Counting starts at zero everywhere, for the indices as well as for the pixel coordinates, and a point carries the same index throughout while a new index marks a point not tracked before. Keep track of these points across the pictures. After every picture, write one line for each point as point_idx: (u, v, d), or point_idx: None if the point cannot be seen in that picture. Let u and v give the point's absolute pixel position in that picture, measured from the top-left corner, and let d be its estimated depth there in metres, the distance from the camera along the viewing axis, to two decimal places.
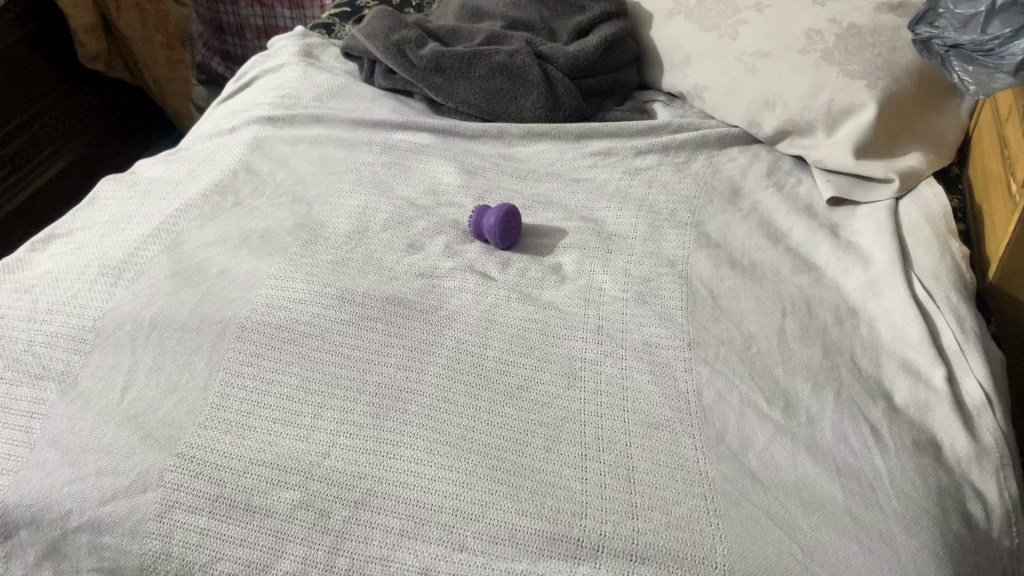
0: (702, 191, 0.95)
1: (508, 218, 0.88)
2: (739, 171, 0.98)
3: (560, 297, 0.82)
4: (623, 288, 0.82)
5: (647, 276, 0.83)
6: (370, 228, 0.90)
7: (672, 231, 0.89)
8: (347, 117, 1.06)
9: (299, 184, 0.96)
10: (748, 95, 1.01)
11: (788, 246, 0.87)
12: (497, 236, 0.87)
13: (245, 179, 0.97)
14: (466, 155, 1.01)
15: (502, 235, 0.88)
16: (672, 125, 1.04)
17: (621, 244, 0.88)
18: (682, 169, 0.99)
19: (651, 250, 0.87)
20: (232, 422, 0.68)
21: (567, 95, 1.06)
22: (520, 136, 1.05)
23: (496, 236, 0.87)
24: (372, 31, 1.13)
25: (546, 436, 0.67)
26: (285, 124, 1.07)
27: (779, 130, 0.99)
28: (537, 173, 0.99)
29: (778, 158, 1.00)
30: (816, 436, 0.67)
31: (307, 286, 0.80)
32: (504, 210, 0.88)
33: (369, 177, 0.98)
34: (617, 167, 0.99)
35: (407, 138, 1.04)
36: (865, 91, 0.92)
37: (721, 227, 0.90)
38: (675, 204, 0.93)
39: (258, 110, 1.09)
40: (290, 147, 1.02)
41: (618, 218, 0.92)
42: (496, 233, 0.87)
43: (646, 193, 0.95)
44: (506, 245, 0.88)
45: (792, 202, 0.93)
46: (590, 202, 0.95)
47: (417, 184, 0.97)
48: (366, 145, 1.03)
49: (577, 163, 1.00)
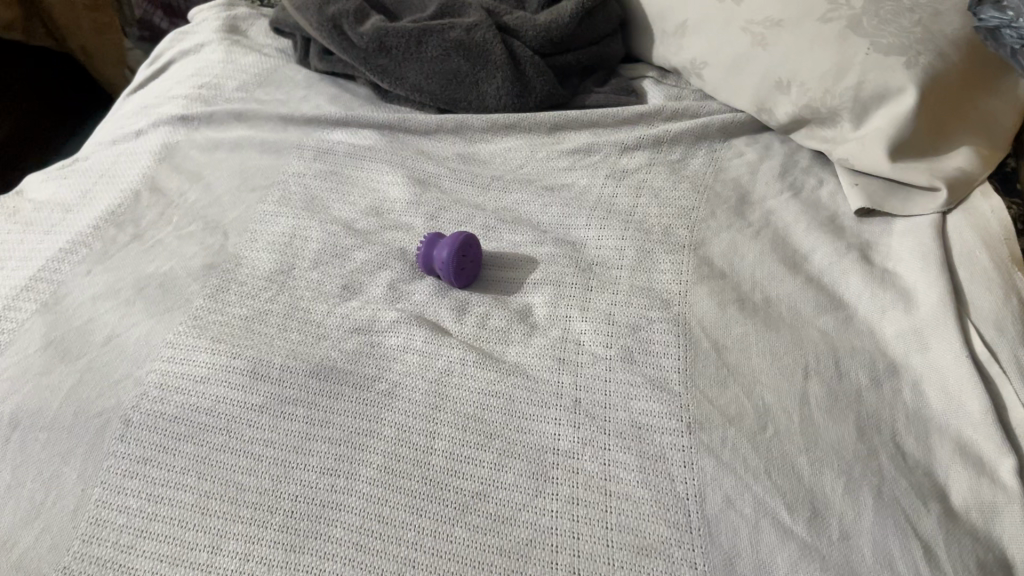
0: (702, 200, 0.78)
1: (465, 248, 0.71)
2: (747, 170, 0.81)
3: (527, 357, 0.66)
4: (606, 342, 0.66)
5: (636, 324, 0.67)
6: (297, 267, 0.73)
7: (666, 257, 0.73)
8: (275, 114, 0.88)
9: (213, 206, 0.80)
10: (756, 73, 0.83)
11: (810, 275, 0.71)
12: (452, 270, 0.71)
13: (149, 201, 0.80)
14: (418, 159, 0.84)
15: (457, 269, 0.71)
16: (665, 111, 0.87)
17: (604, 277, 0.72)
18: (678, 170, 0.82)
19: (640, 285, 0.71)
20: (105, 565, 0.54)
21: (537, 77, 0.88)
22: (483, 130, 0.87)
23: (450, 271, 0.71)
24: (303, 2, 0.94)
25: (506, 571, 0.53)
26: (202, 124, 0.89)
27: (795, 118, 0.81)
28: (503, 179, 0.82)
29: (794, 153, 0.83)
30: (854, 559, 0.52)
31: (209, 355, 0.64)
32: (459, 238, 0.71)
33: (299, 193, 0.81)
34: (600, 169, 0.82)
35: (347, 138, 0.87)
36: (902, 70, 0.74)
37: (726, 250, 0.73)
38: (670, 218, 0.77)
39: (170, 105, 0.91)
40: (206, 155, 0.85)
41: (600, 240, 0.75)
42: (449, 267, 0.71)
43: (635, 204, 0.78)
44: (464, 280, 0.72)
45: (813, 212, 0.76)
46: (567, 217, 0.78)
47: (357, 201, 0.80)
48: (296, 150, 0.85)
49: (551, 164, 0.84)
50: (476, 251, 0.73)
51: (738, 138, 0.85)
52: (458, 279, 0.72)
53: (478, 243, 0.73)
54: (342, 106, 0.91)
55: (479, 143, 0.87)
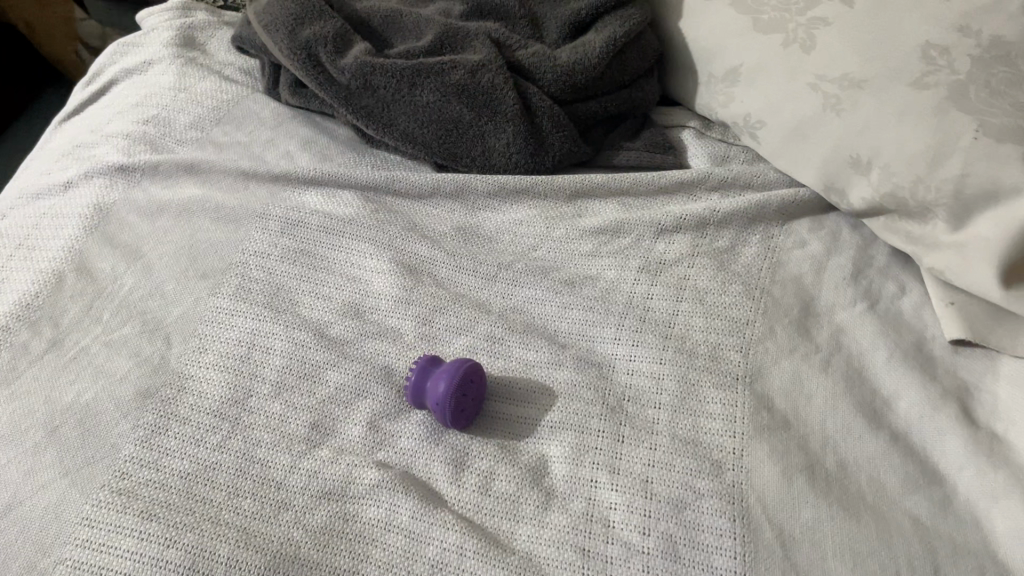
0: (757, 310, 0.63)
1: (465, 381, 0.57)
2: (810, 268, 0.66)
3: (540, 545, 0.52)
4: (641, 529, 0.52)
5: (679, 499, 0.54)
6: (255, 396, 0.59)
7: (714, 395, 0.59)
8: (235, 167, 0.73)
9: (154, 298, 0.65)
10: (826, 144, 0.66)
11: (894, 432, 0.56)
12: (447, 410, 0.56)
13: (74, 287, 0.65)
14: (407, 238, 0.69)
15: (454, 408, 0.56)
16: (710, 180, 0.71)
17: (638, 421, 0.58)
18: (726, 264, 0.67)
19: (683, 437, 0.57)
20: None
21: (556, 133, 0.72)
22: (489, 196, 0.72)
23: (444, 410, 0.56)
24: (269, 20, 0.76)
25: None
26: (145, 176, 0.73)
27: (873, 205, 0.65)
28: (514, 269, 0.67)
29: (868, 245, 0.68)
30: None
31: (134, 543, 0.50)
32: (458, 368, 0.57)
33: (261, 282, 0.65)
34: (631, 257, 0.67)
35: (322, 204, 0.71)
36: (1020, 166, 0.57)
37: (789, 387, 0.59)
38: (718, 335, 0.62)
39: (106, 148, 0.75)
40: (148, 223, 0.70)
41: (632, 363, 0.61)
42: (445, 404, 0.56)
43: (674, 312, 0.64)
44: (460, 420, 0.57)
45: (895, 334, 0.61)
46: (591, 326, 0.63)
47: (333, 295, 0.65)
48: (257, 220, 0.69)
49: (571, 248, 0.69)
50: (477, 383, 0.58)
51: (798, 219, 0.70)
52: (453, 419, 0.57)
53: (480, 373, 0.58)
54: (319, 157, 0.75)
55: (483, 212, 0.72)
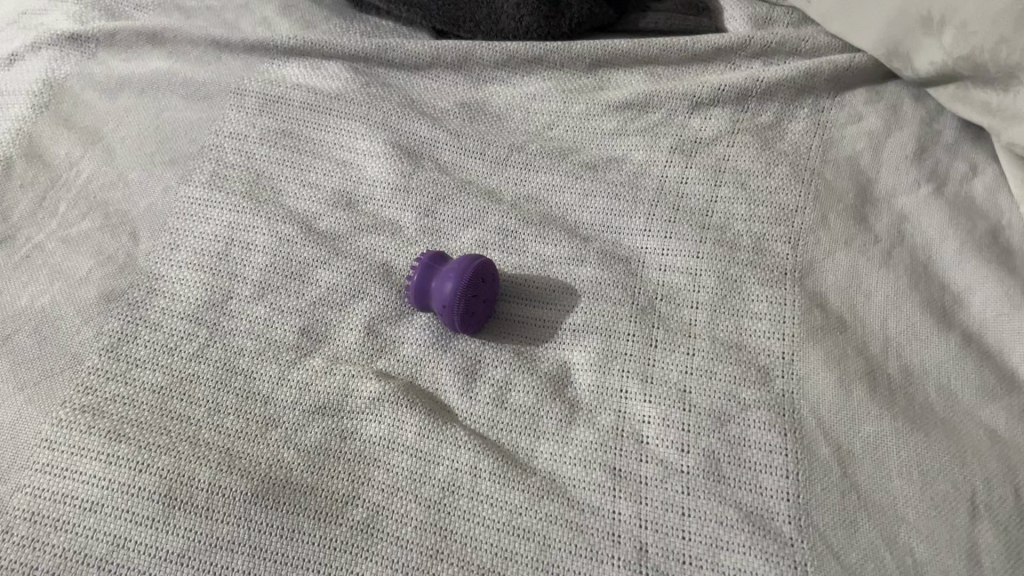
0: (806, 195, 0.55)
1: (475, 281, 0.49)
2: (867, 146, 0.58)
3: (563, 464, 0.46)
4: (679, 445, 0.46)
5: (721, 411, 0.47)
6: (235, 298, 0.52)
7: (759, 293, 0.51)
8: (204, 35, 0.63)
9: (117, 187, 0.56)
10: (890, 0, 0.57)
11: (966, 333, 0.49)
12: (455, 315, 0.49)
13: (23, 175, 0.56)
14: (403, 114, 0.60)
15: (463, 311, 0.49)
16: (752, 45, 0.62)
17: (673, 324, 0.51)
18: (771, 142, 0.58)
19: (724, 341, 0.50)
20: None
21: None
22: (497, 66, 0.63)
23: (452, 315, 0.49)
24: None
25: None
26: (102, 47, 0.63)
27: (944, 70, 0.56)
28: (527, 150, 0.59)
29: (933, 118, 0.59)
30: None
31: (101, 467, 0.44)
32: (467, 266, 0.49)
33: (239, 169, 0.57)
34: (661, 135, 0.59)
35: (307, 77, 0.62)
36: None
37: (844, 284, 0.52)
38: (762, 225, 0.54)
39: (56, 14, 0.65)
40: (107, 101, 0.61)
41: (665, 257, 0.53)
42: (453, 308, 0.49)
43: (712, 199, 0.56)
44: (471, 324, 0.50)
45: (967, 221, 0.53)
46: (617, 215, 0.56)
47: (321, 182, 0.57)
48: (231, 97, 0.61)
49: (592, 126, 0.60)
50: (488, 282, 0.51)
51: (853, 89, 0.61)
52: (463, 324, 0.50)
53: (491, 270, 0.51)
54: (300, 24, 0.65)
55: (490, 86, 0.62)
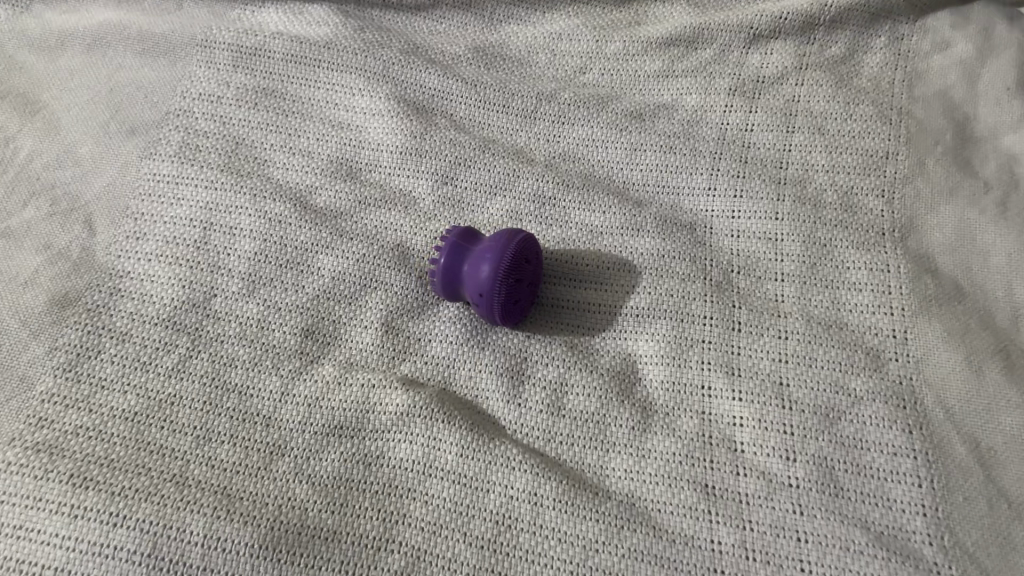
0: (897, 138, 0.46)
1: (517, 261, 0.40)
2: (959, 76, 0.48)
3: (643, 484, 0.37)
4: (782, 452, 0.38)
5: (828, 407, 0.39)
6: (220, 297, 0.42)
7: (855, 259, 0.43)
8: None
9: (64, 166, 0.46)
10: None
11: None
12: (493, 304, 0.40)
13: None
14: (407, 62, 0.50)
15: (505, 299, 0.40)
16: None
17: (757, 302, 0.42)
18: (846, 77, 0.49)
19: (820, 319, 0.41)
20: None
21: None
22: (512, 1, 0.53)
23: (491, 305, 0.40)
24: None
25: None
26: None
27: None
28: (559, 99, 0.49)
29: None
30: None
31: (62, 523, 0.34)
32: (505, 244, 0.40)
33: (213, 138, 0.47)
34: (716, 76, 0.50)
35: (289, 24, 0.52)
36: None
37: (955, 242, 0.43)
38: (848, 176, 0.45)
39: None
40: (46, 62, 0.50)
41: (736, 221, 0.44)
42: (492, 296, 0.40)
43: (785, 148, 0.47)
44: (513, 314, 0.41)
45: None
46: (674, 173, 0.46)
47: (314, 148, 0.47)
48: (196, 51, 0.50)
49: (633, 68, 0.51)
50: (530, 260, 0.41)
51: (936, 9, 0.50)
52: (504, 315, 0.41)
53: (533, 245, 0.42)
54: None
55: (506, 25, 0.53)
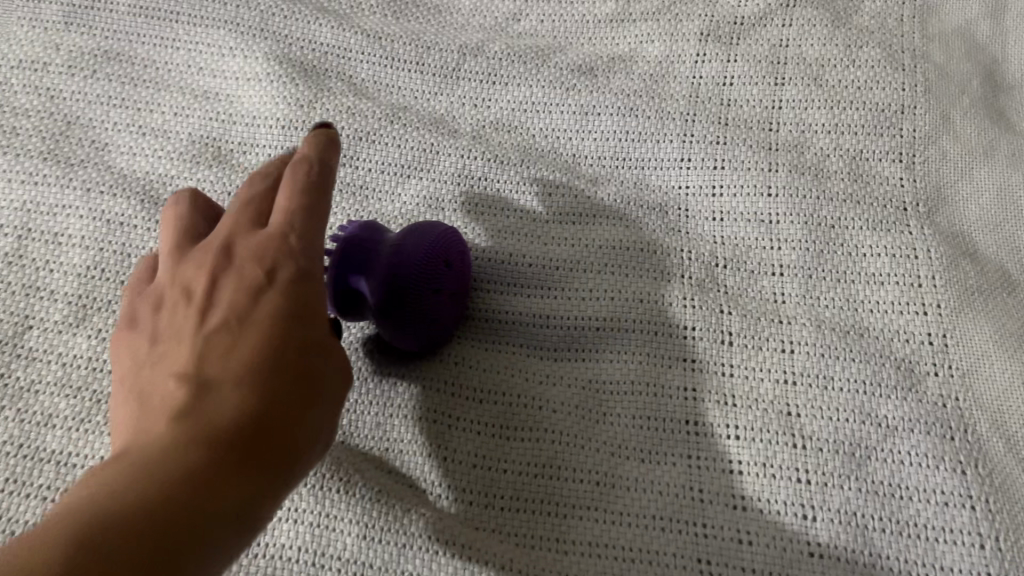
0: (913, 88, 0.37)
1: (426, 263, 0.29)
2: (982, 10, 0.40)
3: (614, 562, 0.28)
4: (797, 509, 0.28)
5: (852, 442, 0.29)
6: (37, 329, 0.31)
7: (873, 243, 0.33)
8: None
9: None
10: None
11: None
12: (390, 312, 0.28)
13: None
14: (293, 11, 0.39)
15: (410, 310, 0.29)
16: None
17: (751, 304, 0.32)
18: (845, 14, 0.39)
19: (834, 323, 0.32)
20: None
21: None
22: None
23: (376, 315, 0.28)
24: None
25: None
26: None
27: None
28: (487, 53, 0.39)
29: None
30: None
31: None
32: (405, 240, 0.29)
33: (35, 116, 0.36)
34: (684, 18, 0.39)
35: None
36: None
37: (994, 216, 0.34)
38: (857, 137, 0.36)
39: None
40: None
41: (718, 200, 0.35)
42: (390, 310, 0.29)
43: (774, 105, 0.37)
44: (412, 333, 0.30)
45: None
46: (637, 142, 0.36)
47: (170, 126, 0.36)
48: (16, 6, 0.39)
49: (579, 11, 0.40)
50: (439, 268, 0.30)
51: None
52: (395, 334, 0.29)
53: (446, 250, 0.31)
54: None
55: None
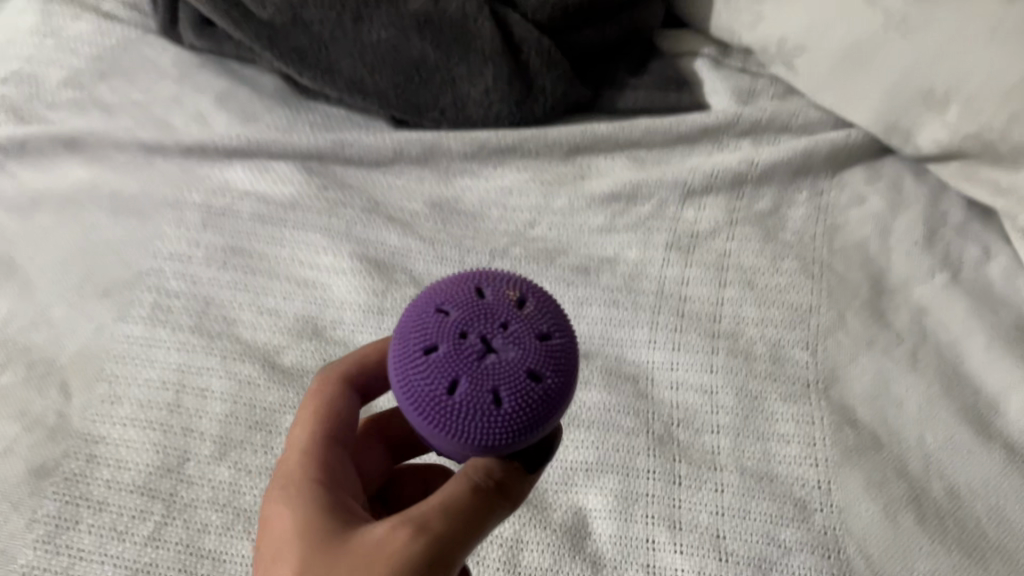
0: (818, 292, 0.51)
1: (478, 300, 0.28)
2: (874, 229, 0.54)
3: None
4: None
5: (761, 558, 0.42)
6: (192, 460, 0.44)
7: (783, 410, 0.47)
8: (132, 139, 0.56)
9: (39, 330, 0.48)
10: (890, 74, 0.54)
11: (1009, 445, 0.45)
12: (405, 351, 0.28)
13: None
14: (369, 222, 0.54)
15: (442, 336, 0.27)
16: (743, 122, 0.58)
17: (695, 454, 0.45)
18: (773, 231, 0.54)
19: (754, 469, 0.45)
20: None
21: (545, 72, 0.57)
22: (466, 158, 0.57)
23: (394, 361, 0.28)
24: None
25: None
26: (8, 158, 0.56)
27: (946, 149, 0.54)
28: (511, 254, 0.53)
29: (938, 197, 0.55)
30: None
31: None
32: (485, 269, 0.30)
33: (183, 297, 0.50)
34: (654, 230, 0.54)
35: (253, 181, 0.56)
36: None
37: (872, 391, 0.47)
38: (776, 329, 0.50)
39: None
40: (20, 222, 0.53)
41: (675, 372, 0.48)
42: (416, 334, 0.28)
43: (718, 302, 0.51)
44: (459, 426, 0.27)
45: (987, 310, 0.50)
46: (618, 327, 0.50)
47: (280, 307, 0.50)
48: (168, 210, 0.54)
49: (577, 222, 0.55)
50: (525, 380, 0.27)
51: (851, 168, 0.57)
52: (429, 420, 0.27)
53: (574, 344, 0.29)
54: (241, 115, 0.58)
55: (461, 180, 0.57)
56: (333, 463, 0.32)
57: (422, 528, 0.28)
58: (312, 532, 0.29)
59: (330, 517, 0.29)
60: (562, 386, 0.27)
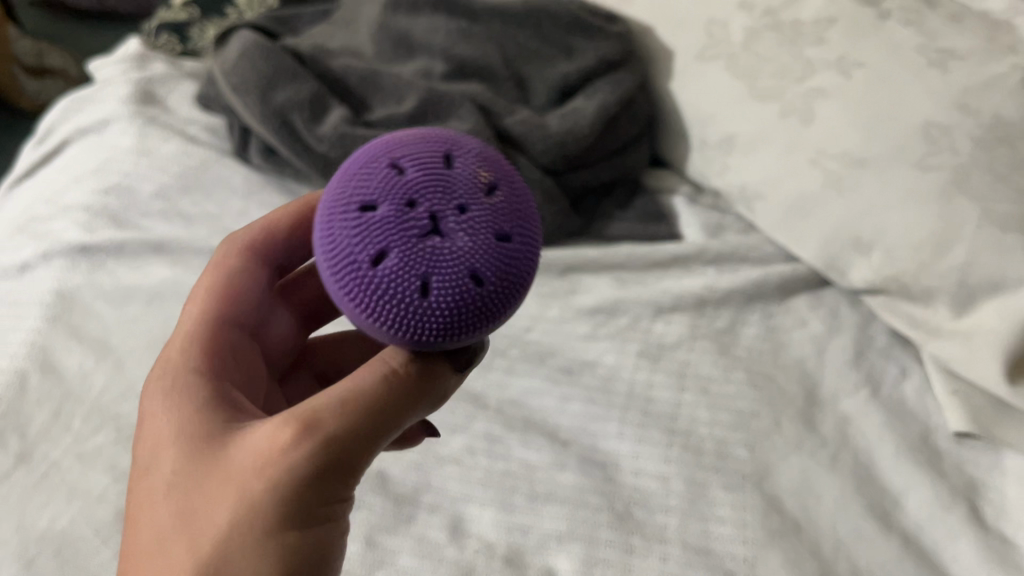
0: (760, 400, 0.62)
1: (441, 172, 0.31)
2: (812, 349, 0.65)
3: None
4: None
5: None
6: None
7: (723, 496, 0.57)
8: (209, 247, 0.69)
9: (127, 400, 0.60)
10: (828, 221, 0.66)
11: (906, 534, 0.55)
12: (350, 207, 0.31)
13: (40, 390, 0.60)
14: None
15: (390, 203, 0.30)
16: (708, 253, 0.71)
17: (648, 530, 0.55)
18: (728, 347, 0.65)
19: (696, 543, 0.55)
20: None
21: (547, 206, 0.70)
22: None
23: (330, 219, 0.31)
24: (240, 80, 0.73)
25: None
26: (108, 257, 0.68)
27: (872, 286, 0.65)
28: (508, 355, 0.65)
29: (867, 325, 0.67)
30: None
31: None
32: (455, 139, 0.33)
33: None
34: (629, 340, 0.66)
35: None
36: None
37: (798, 485, 0.58)
38: (723, 429, 0.60)
39: (68, 221, 0.71)
40: (115, 311, 0.65)
41: (638, 462, 0.59)
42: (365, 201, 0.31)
43: (677, 404, 0.62)
44: (381, 303, 0.30)
45: (898, 420, 0.61)
46: (593, 421, 0.61)
47: None
48: None
49: (566, 330, 0.67)
50: (466, 284, 0.30)
51: (797, 296, 0.69)
52: (366, 291, 0.31)
53: (530, 239, 0.32)
54: (264, 167, 0.75)
55: None
56: (216, 342, 0.42)
57: (307, 428, 0.34)
58: (198, 438, 0.36)
59: (217, 421, 0.37)
60: (498, 292, 0.31)
